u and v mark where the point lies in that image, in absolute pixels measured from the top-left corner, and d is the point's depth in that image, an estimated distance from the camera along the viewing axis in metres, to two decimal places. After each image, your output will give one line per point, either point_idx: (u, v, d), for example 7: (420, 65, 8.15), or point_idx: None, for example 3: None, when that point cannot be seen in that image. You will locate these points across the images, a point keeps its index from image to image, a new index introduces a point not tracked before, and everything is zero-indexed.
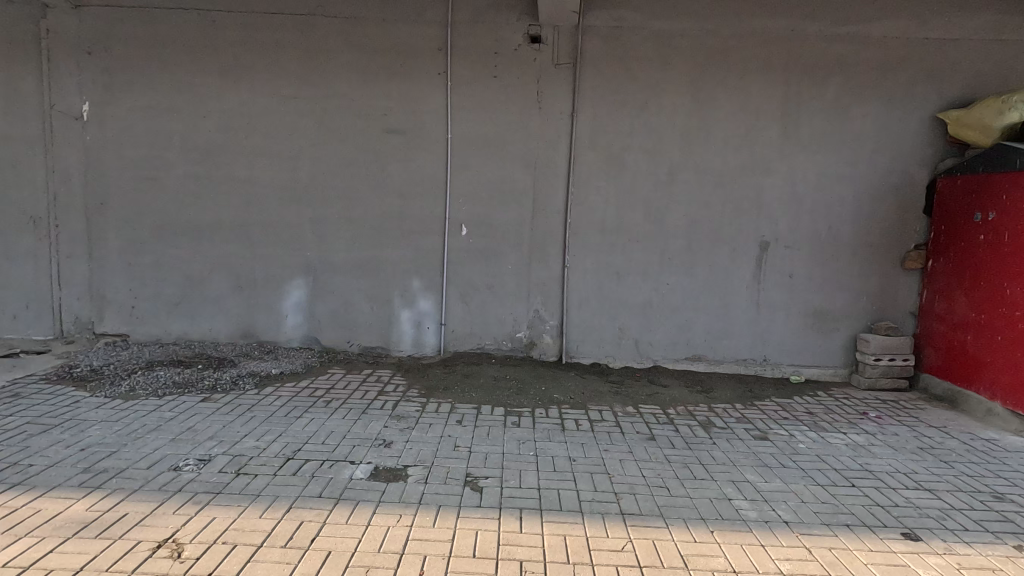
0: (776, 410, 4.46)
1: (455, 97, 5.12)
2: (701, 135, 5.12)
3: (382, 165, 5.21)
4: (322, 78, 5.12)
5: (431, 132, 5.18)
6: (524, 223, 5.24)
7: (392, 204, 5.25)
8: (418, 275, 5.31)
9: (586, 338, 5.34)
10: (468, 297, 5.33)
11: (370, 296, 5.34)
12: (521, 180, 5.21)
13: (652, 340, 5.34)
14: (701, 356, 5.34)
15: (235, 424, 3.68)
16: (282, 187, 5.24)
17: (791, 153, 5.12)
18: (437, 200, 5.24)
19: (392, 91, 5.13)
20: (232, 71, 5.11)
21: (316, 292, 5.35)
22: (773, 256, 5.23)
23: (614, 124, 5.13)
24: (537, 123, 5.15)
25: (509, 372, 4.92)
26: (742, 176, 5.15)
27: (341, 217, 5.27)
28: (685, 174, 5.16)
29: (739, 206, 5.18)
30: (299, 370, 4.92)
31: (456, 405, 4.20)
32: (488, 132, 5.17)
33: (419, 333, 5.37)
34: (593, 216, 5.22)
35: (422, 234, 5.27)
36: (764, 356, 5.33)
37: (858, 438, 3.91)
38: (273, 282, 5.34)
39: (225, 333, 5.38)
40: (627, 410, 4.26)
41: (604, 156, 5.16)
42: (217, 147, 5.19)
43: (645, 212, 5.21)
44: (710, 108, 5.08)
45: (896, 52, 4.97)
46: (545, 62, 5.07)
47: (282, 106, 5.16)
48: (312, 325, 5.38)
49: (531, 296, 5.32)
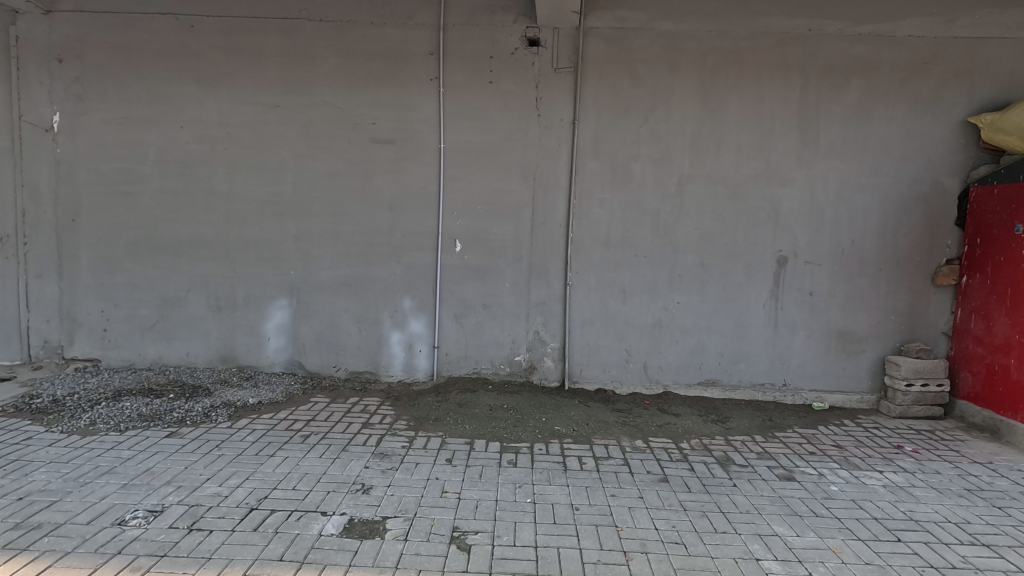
0: (800, 443, 4.04)
1: (448, 104, 4.80)
2: (713, 144, 4.76)
3: (370, 177, 4.87)
4: (307, 85, 4.80)
5: (422, 141, 4.84)
6: (523, 238, 4.88)
7: (381, 219, 4.90)
8: (409, 294, 4.95)
9: (590, 362, 4.95)
10: (463, 318, 4.96)
11: (357, 317, 4.98)
12: (519, 193, 4.85)
13: (661, 364, 4.94)
14: (715, 381, 4.93)
15: (198, 465, 3.30)
16: (264, 201, 4.91)
17: (810, 161, 4.75)
18: (429, 214, 4.89)
19: (381, 99, 4.81)
20: (211, 78, 4.80)
21: (300, 314, 4.99)
22: (792, 272, 4.84)
23: (619, 132, 4.78)
24: (536, 132, 4.81)
25: (506, 401, 4.53)
26: (758, 186, 4.78)
27: (327, 233, 4.92)
28: (695, 185, 4.80)
29: (754, 219, 4.80)
30: (279, 399, 4.54)
31: (446, 440, 3.81)
32: (483, 141, 4.83)
33: (410, 357, 5.00)
34: (597, 230, 4.85)
35: (413, 251, 4.92)
36: (783, 381, 4.92)
37: (896, 479, 3.49)
38: (254, 303, 4.99)
39: (203, 357, 5.02)
40: (636, 445, 3.86)
41: (608, 166, 4.81)
42: (195, 160, 4.87)
43: (653, 225, 4.84)
44: (721, 113, 4.73)
45: (922, 53, 4.61)
46: (544, 66, 4.74)
47: (264, 115, 4.84)
48: (296, 348, 5.02)
49: (531, 317, 4.94)
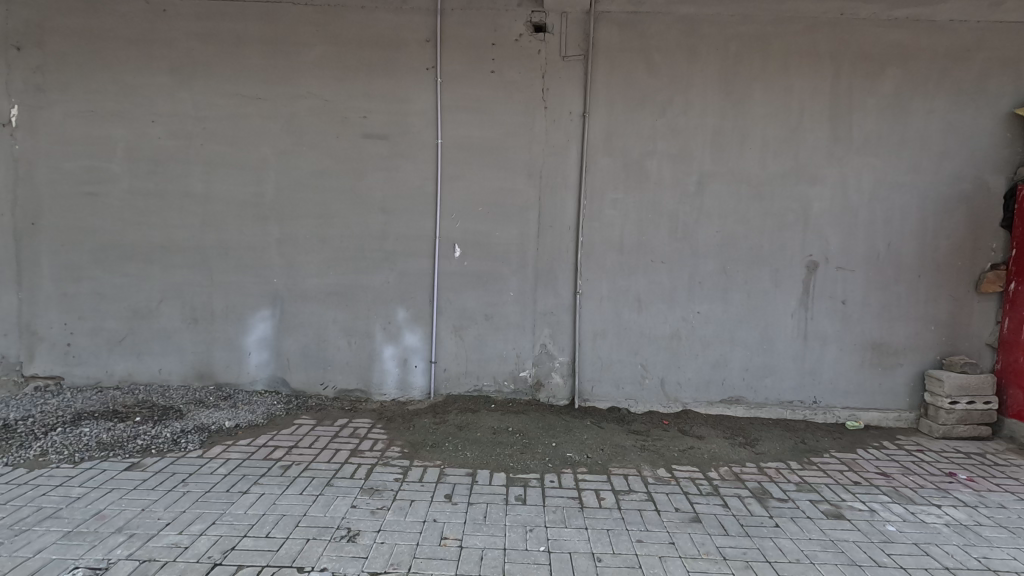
0: (841, 471, 3.61)
1: (446, 96, 4.38)
2: (736, 139, 4.35)
3: (360, 176, 4.44)
4: (291, 76, 4.38)
5: (418, 137, 4.42)
6: (528, 243, 4.45)
7: (373, 222, 4.46)
8: (404, 304, 4.51)
9: (602, 378, 4.52)
10: (462, 330, 4.52)
11: (346, 330, 4.54)
12: (524, 193, 4.43)
13: (680, 380, 4.51)
14: (739, 399, 4.52)
15: (158, 507, 2.84)
16: (244, 202, 4.47)
17: (842, 157, 4.34)
18: (425, 217, 4.46)
19: (372, 91, 4.38)
20: (185, 68, 4.37)
21: (283, 326, 4.54)
22: (822, 279, 4.43)
23: (634, 126, 4.37)
24: (543, 126, 4.39)
25: (511, 423, 4.09)
26: (785, 185, 4.37)
27: (313, 237, 4.48)
28: (716, 185, 4.39)
29: (781, 221, 4.39)
30: (258, 422, 4.08)
31: (445, 471, 3.37)
32: (485, 136, 4.40)
33: (405, 373, 4.56)
34: (610, 234, 4.43)
35: (408, 257, 4.48)
36: (813, 398, 4.50)
37: (958, 516, 3.06)
38: (233, 314, 4.54)
39: (176, 374, 4.56)
40: (659, 475, 3.42)
41: (621, 163, 4.39)
42: (167, 157, 4.44)
43: (670, 228, 4.42)
44: (745, 106, 4.32)
45: (965, 39, 4.21)
46: (551, 55, 4.33)
47: (244, 108, 4.40)
48: (280, 364, 4.57)
49: (537, 328, 4.51)
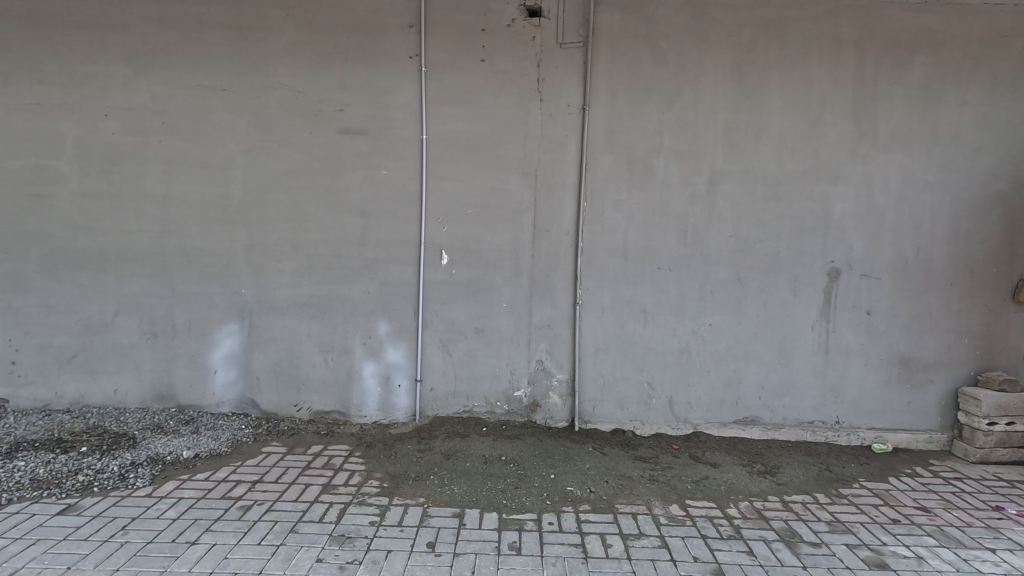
0: (875, 506, 3.21)
1: (431, 87, 3.96)
2: (751, 134, 3.95)
3: (337, 176, 4.02)
4: (259, 64, 3.95)
5: (401, 132, 4.00)
6: (523, 249, 4.04)
7: (351, 226, 4.04)
8: (386, 317, 4.09)
9: (604, 397, 4.11)
10: (450, 345, 4.11)
11: (322, 346, 4.11)
12: (517, 194, 4.02)
13: (690, 399, 4.11)
14: (754, 420, 4.12)
15: (86, 566, 2.41)
16: (208, 204, 4.03)
17: (867, 154, 3.95)
18: (409, 221, 4.04)
19: (349, 82, 3.96)
20: (141, 56, 3.94)
21: (253, 342, 4.11)
22: (845, 288, 4.04)
23: (638, 120, 3.97)
24: (538, 121, 3.98)
25: (504, 450, 3.67)
26: (805, 184, 3.98)
27: (285, 243, 4.06)
28: (729, 185, 3.99)
29: (801, 224, 4.00)
30: (221, 450, 3.64)
31: (429, 512, 2.96)
32: (474, 131, 3.99)
33: (387, 393, 4.14)
34: (613, 239, 4.03)
35: (390, 265, 4.06)
36: (836, 418, 4.11)
37: (1018, 564, 2.67)
38: (197, 329, 4.11)
39: (134, 395, 4.12)
40: (672, 515, 3.01)
41: (624, 161, 3.99)
42: (122, 155, 4.00)
43: (679, 233, 4.02)
44: (761, 98, 3.93)
45: (1001, 24, 3.83)
46: (547, 41, 3.92)
47: (207, 100, 3.98)
48: (249, 384, 4.14)
49: (532, 343, 4.10)
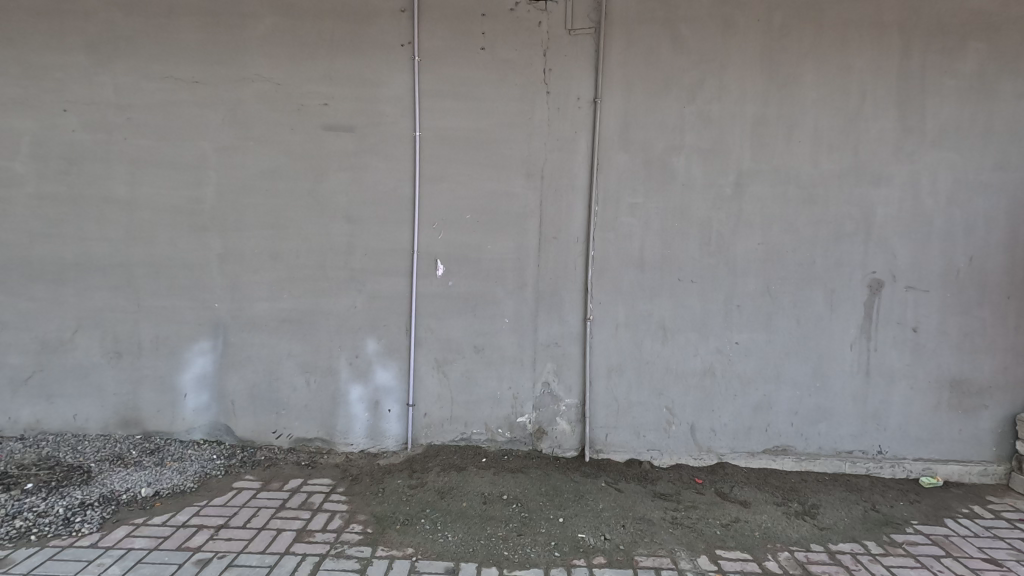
0: (936, 558, 2.77)
1: (425, 79, 3.56)
2: (782, 131, 3.54)
3: (321, 178, 3.61)
4: (234, 53, 3.55)
5: (392, 128, 3.59)
6: (527, 258, 3.63)
7: (336, 233, 3.63)
8: (375, 334, 3.68)
9: (619, 424, 3.69)
10: (447, 366, 3.69)
11: (303, 366, 3.70)
12: (521, 197, 3.61)
13: (714, 426, 3.68)
14: (786, 449, 3.68)
15: None
16: (177, 209, 3.63)
17: (914, 152, 3.53)
18: (400, 227, 3.63)
19: (335, 73, 3.57)
20: (104, 44, 3.54)
21: (227, 361, 3.70)
22: (888, 302, 3.60)
23: (656, 116, 3.56)
24: (545, 116, 3.58)
25: (506, 488, 3.25)
26: (843, 186, 3.56)
27: (263, 252, 3.65)
28: (757, 187, 3.57)
29: (838, 230, 3.57)
30: (185, 487, 3.22)
31: (418, 568, 2.54)
32: (473, 128, 3.59)
33: (376, 418, 3.72)
34: (627, 247, 3.61)
35: (380, 276, 3.65)
36: (878, 448, 3.67)
37: None
38: (165, 348, 3.69)
39: (96, 421, 3.72)
40: (701, 571, 2.59)
41: (641, 160, 3.58)
42: (82, 154, 3.60)
43: (701, 240, 3.60)
44: (793, 90, 3.52)
45: None
46: (555, 27, 3.52)
47: (177, 94, 3.58)
48: (223, 408, 3.72)
49: (538, 363, 3.67)
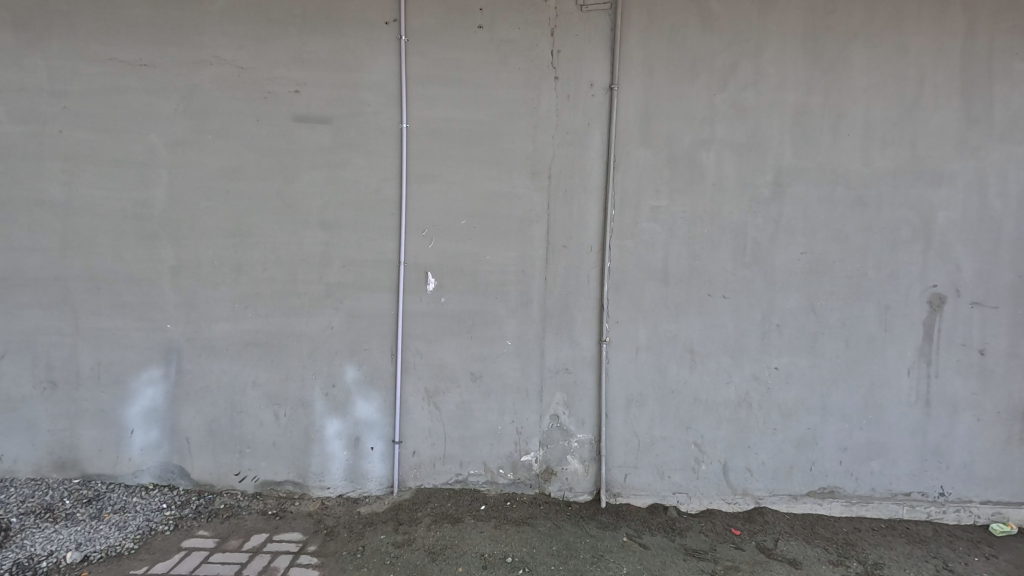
0: None
1: (413, 62, 3.06)
2: (827, 124, 3.06)
3: (291, 177, 3.09)
4: (189, 32, 3.04)
5: (374, 120, 3.08)
6: (532, 270, 3.11)
7: (310, 241, 3.11)
8: (355, 360, 3.14)
9: (639, 462, 3.18)
10: (439, 397, 3.17)
11: (271, 398, 3.16)
12: (526, 200, 3.10)
13: (750, 465, 3.17)
14: (834, 491, 3.18)
15: None
16: (123, 214, 3.09)
17: (981, 147, 3.03)
18: (385, 234, 3.11)
19: (307, 56, 3.05)
20: (35, 21, 3.02)
21: (180, 392, 3.15)
22: (950, 321, 3.11)
23: (682, 105, 3.06)
24: (552, 106, 3.07)
25: (510, 547, 2.80)
26: (899, 186, 3.06)
27: (224, 264, 3.11)
28: (799, 188, 3.08)
29: (893, 238, 3.08)
30: (121, 549, 2.70)
31: None
32: (469, 119, 3.08)
33: (357, 457, 3.19)
34: (649, 258, 3.10)
35: (361, 292, 3.12)
36: (940, 489, 3.16)
37: None
38: (107, 377, 3.14)
39: (27, 462, 3.16)
40: None
41: (664, 157, 3.08)
42: (10, 150, 3.06)
43: (735, 249, 3.10)
44: (840, 75, 3.03)
45: None
46: (564, 2, 3.02)
47: (121, 80, 3.05)
48: (176, 447, 3.17)
49: (545, 393, 3.16)
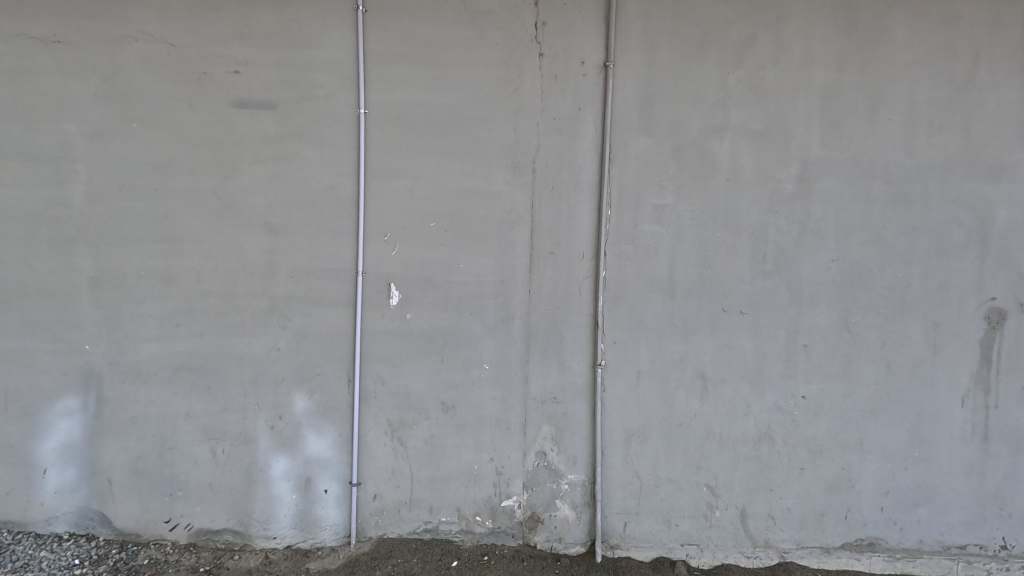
0: None
1: (373, 36, 2.60)
2: (863, 106, 2.58)
3: (231, 173, 2.63)
4: (112, 3, 2.59)
5: (327, 104, 2.62)
6: (514, 282, 2.64)
7: (253, 248, 2.65)
8: (306, 388, 2.67)
9: (642, 508, 2.69)
10: (404, 431, 2.69)
11: (207, 432, 2.69)
12: (506, 198, 2.63)
13: (773, 512, 2.67)
14: (873, 544, 2.67)
15: None
16: (33, 215, 2.62)
17: None
18: (340, 239, 2.64)
19: (248, 30, 2.60)
20: None
21: (101, 426, 2.68)
22: (1011, 341, 2.61)
23: (690, 86, 2.59)
24: (537, 87, 2.61)
25: None
26: (949, 180, 2.57)
27: (152, 274, 2.65)
28: (830, 182, 2.60)
29: (942, 242, 2.59)
30: None
31: None
32: (439, 103, 2.62)
33: (309, 502, 2.71)
34: (652, 267, 2.62)
35: (312, 308, 2.66)
36: (1001, 542, 2.65)
37: None
38: (15, 407, 2.67)
39: None
40: None
41: (669, 147, 2.60)
42: None
43: (753, 256, 2.62)
44: (878, 50, 2.56)
45: None
46: None
47: (30, 57, 2.59)
48: (96, 490, 2.70)
49: (530, 426, 2.67)
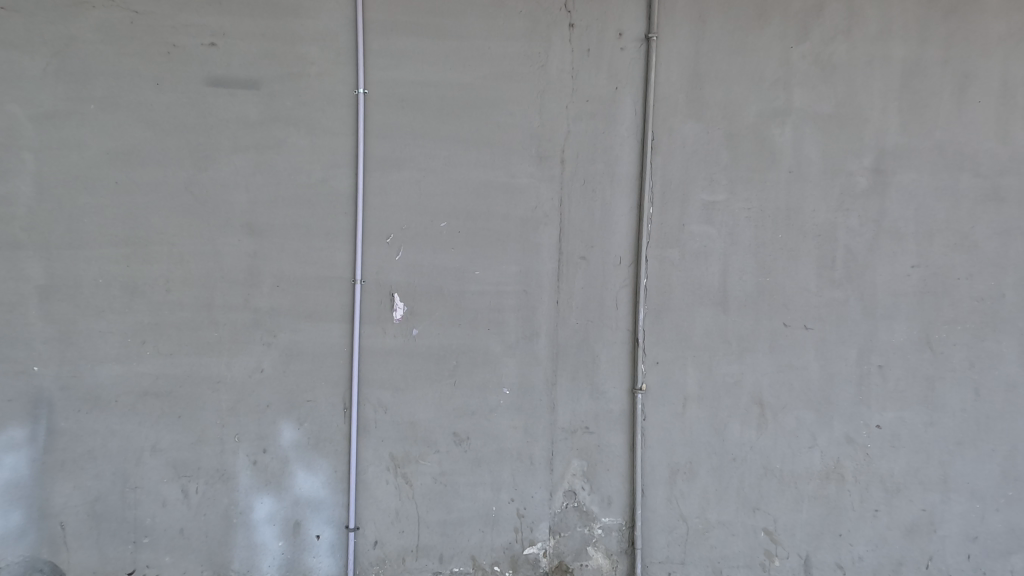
0: None
1: (373, 4, 2.21)
2: (948, 87, 2.20)
3: (207, 164, 2.24)
4: None
5: (319, 84, 2.22)
6: (539, 292, 2.24)
7: (232, 253, 2.25)
8: (294, 417, 2.27)
9: (687, 557, 2.30)
10: (410, 467, 2.29)
11: (179, 469, 2.28)
12: (530, 194, 2.24)
13: (843, 561, 2.28)
14: None
15: None
16: None
17: None
18: (334, 242, 2.24)
19: None
20: None
21: (53, 462, 2.27)
22: None
23: (746, 63, 2.20)
24: (567, 63, 2.22)
25: None
26: None
27: (113, 283, 2.24)
28: (910, 175, 2.21)
29: None
30: None
31: None
32: (451, 83, 2.23)
33: (298, 550, 2.31)
34: (701, 275, 2.24)
35: (302, 323, 2.26)
36: None
37: None
38: None
39: None
40: None
41: (722, 134, 2.22)
42: None
43: (820, 263, 2.23)
44: (966, 22, 2.18)
45: None
46: None
47: None
48: (47, 537, 2.28)
49: (557, 461, 2.28)
